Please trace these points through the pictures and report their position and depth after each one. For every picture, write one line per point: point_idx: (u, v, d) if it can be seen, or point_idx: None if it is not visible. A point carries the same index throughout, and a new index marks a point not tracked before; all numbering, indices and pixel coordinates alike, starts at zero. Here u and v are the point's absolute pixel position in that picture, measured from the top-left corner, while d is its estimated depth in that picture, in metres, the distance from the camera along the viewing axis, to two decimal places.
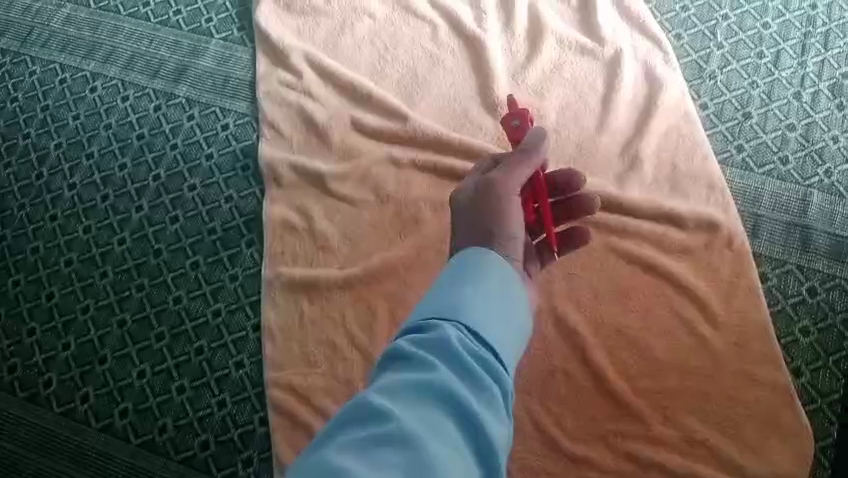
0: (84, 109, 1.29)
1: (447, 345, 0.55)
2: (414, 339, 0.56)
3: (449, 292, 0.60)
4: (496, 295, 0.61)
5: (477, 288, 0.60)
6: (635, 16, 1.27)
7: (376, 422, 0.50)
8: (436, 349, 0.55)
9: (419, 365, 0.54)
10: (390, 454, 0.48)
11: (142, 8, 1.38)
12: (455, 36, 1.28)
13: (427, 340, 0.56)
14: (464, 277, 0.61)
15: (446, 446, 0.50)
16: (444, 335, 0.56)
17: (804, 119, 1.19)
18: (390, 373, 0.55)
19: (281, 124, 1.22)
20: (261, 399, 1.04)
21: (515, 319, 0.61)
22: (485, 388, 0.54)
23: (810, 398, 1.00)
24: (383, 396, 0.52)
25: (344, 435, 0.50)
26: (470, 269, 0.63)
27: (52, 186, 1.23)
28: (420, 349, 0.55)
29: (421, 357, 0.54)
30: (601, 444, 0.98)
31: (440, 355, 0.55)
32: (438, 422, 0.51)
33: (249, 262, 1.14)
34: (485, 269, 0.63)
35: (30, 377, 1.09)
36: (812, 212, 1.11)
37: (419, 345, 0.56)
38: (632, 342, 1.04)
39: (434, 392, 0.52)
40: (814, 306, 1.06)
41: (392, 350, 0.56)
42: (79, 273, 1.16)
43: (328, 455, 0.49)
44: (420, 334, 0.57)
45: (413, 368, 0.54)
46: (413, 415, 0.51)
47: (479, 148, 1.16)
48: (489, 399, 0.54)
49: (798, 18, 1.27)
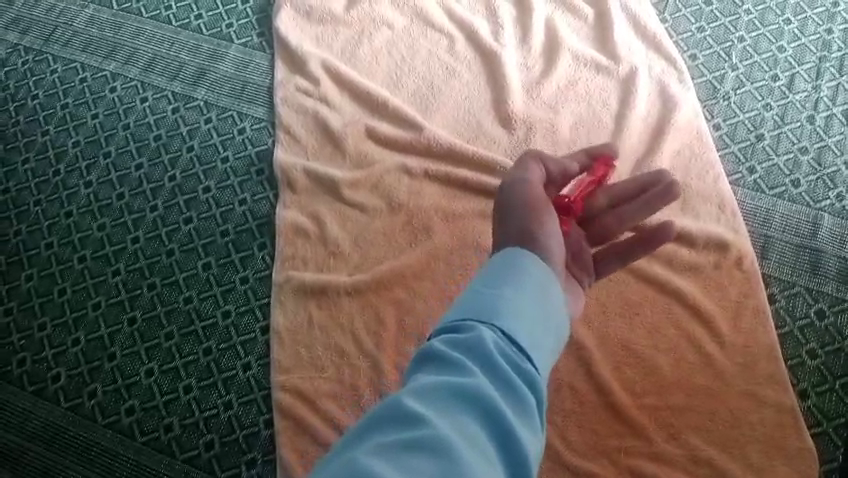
0: (103, 108, 1.31)
1: (482, 349, 0.54)
2: (450, 342, 0.55)
3: (485, 298, 0.59)
4: (532, 306, 0.60)
5: (512, 296, 0.60)
6: (651, 35, 1.28)
7: (410, 420, 0.48)
8: (472, 351, 0.54)
9: (454, 366, 0.53)
10: (424, 451, 0.46)
11: (164, 12, 1.40)
12: (472, 49, 1.29)
13: (462, 343, 0.55)
14: (499, 286, 0.61)
15: (480, 454, 0.48)
16: (482, 342, 0.55)
17: (816, 142, 1.19)
18: (423, 374, 0.54)
19: (296, 130, 1.23)
20: (267, 402, 1.05)
21: (551, 333, 0.61)
22: (521, 402, 0.52)
23: (816, 421, 1.00)
24: (418, 394, 0.51)
25: (377, 436, 0.48)
26: (505, 277, 0.62)
27: (68, 184, 1.24)
28: (455, 351, 0.54)
29: (458, 359, 0.53)
30: (605, 459, 0.98)
31: (475, 358, 0.54)
32: (474, 424, 0.50)
33: (261, 265, 1.15)
34: (521, 279, 0.62)
35: (39, 371, 1.10)
36: (823, 236, 1.12)
37: (453, 347, 0.55)
38: (638, 358, 1.04)
39: (470, 393, 0.51)
40: (822, 329, 1.06)
41: (425, 352, 0.55)
42: (92, 270, 1.17)
43: (358, 456, 0.46)
44: (456, 339, 0.55)
45: (447, 370, 0.53)
46: (448, 414, 0.49)
47: (492, 160, 1.17)
48: (525, 405, 0.52)
49: (813, 43, 1.28)
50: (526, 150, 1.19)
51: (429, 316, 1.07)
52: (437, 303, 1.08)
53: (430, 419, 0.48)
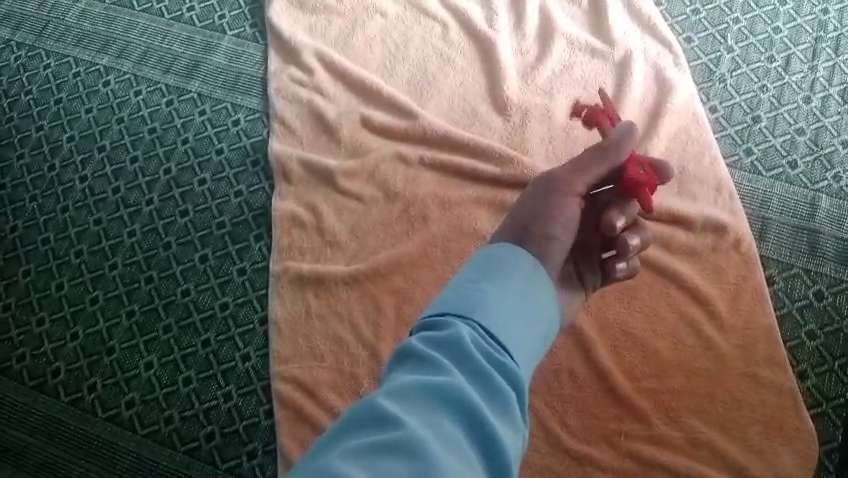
0: (97, 102, 1.31)
1: (461, 346, 0.55)
2: (429, 339, 0.56)
3: (466, 293, 0.60)
4: (515, 298, 0.61)
5: (494, 288, 0.61)
6: (646, 18, 1.27)
7: (384, 422, 0.50)
8: (449, 349, 0.55)
9: (431, 365, 0.54)
10: (397, 453, 0.47)
11: (156, 4, 1.39)
12: (466, 36, 1.29)
13: (440, 340, 0.56)
14: (482, 280, 0.62)
15: (454, 454, 0.49)
16: (460, 337, 0.56)
17: (813, 123, 1.19)
18: (402, 373, 0.55)
19: (291, 120, 1.23)
20: (267, 393, 1.05)
21: (534, 325, 0.62)
22: (500, 397, 0.53)
23: (815, 402, 1.00)
24: (393, 395, 0.52)
25: (351, 440, 0.49)
26: (488, 270, 0.63)
27: (64, 179, 1.24)
28: (433, 350, 0.55)
29: (435, 358, 0.54)
30: (605, 444, 0.98)
31: (453, 355, 0.55)
32: (450, 422, 0.51)
33: (258, 256, 1.14)
34: (505, 270, 0.63)
35: (38, 367, 1.09)
36: (821, 217, 1.12)
37: (432, 345, 0.56)
38: (637, 343, 1.04)
39: (446, 392, 0.52)
40: (821, 309, 1.06)
41: (405, 349, 0.56)
42: (89, 265, 1.17)
43: (330, 459, 0.48)
44: (436, 335, 0.56)
45: (425, 369, 0.54)
46: (423, 414, 0.50)
47: (488, 147, 1.16)
48: (504, 401, 0.53)
49: (809, 23, 1.28)
50: (521, 135, 1.19)
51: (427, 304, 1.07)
52: (435, 291, 1.08)
53: (405, 419, 0.50)
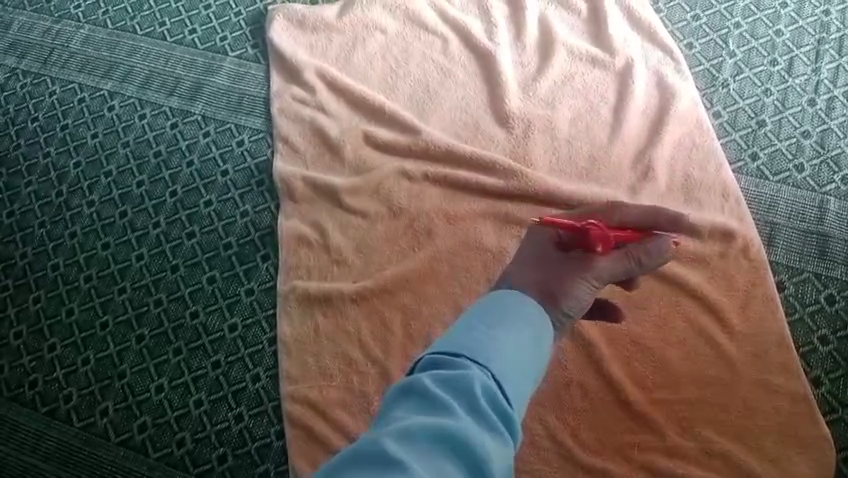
0: (103, 127, 1.32)
1: (471, 389, 0.54)
2: (439, 376, 0.55)
3: (476, 337, 0.59)
4: (523, 350, 0.60)
5: (506, 335, 0.60)
6: (646, 25, 1.27)
7: (390, 463, 0.48)
8: (458, 390, 0.54)
9: (436, 404, 0.53)
10: None
11: (158, 29, 1.40)
12: (466, 49, 1.29)
13: (448, 379, 0.55)
14: (496, 326, 0.61)
15: None
16: (471, 381, 0.55)
17: (819, 126, 1.18)
18: (406, 412, 0.53)
19: (295, 140, 1.23)
20: (278, 413, 1.05)
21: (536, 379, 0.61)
22: (502, 445, 0.53)
23: (830, 408, 0.99)
24: (399, 434, 0.50)
25: None
26: (503, 315, 0.62)
27: (72, 204, 1.25)
28: (441, 388, 0.54)
29: (444, 397, 0.53)
30: (618, 456, 0.97)
31: (459, 397, 0.54)
32: (453, 469, 0.50)
33: (265, 276, 1.15)
34: (519, 320, 0.62)
35: (51, 393, 1.10)
36: (830, 220, 1.11)
37: (441, 382, 0.55)
38: (647, 353, 1.03)
39: (454, 435, 0.51)
40: (833, 314, 1.05)
41: (411, 384, 0.55)
42: (98, 289, 1.17)
43: None
44: (446, 373, 0.55)
45: (431, 408, 0.53)
46: (427, 458, 0.50)
47: (491, 160, 1.16)
48: (505, 450, 0.53)
49: (812, 25, 1.27)
50: (524, 147, 1.19)
51: (435, 320, 1.07)
52: (442, 307, 1.08)
53: (412, 462, 0.49)
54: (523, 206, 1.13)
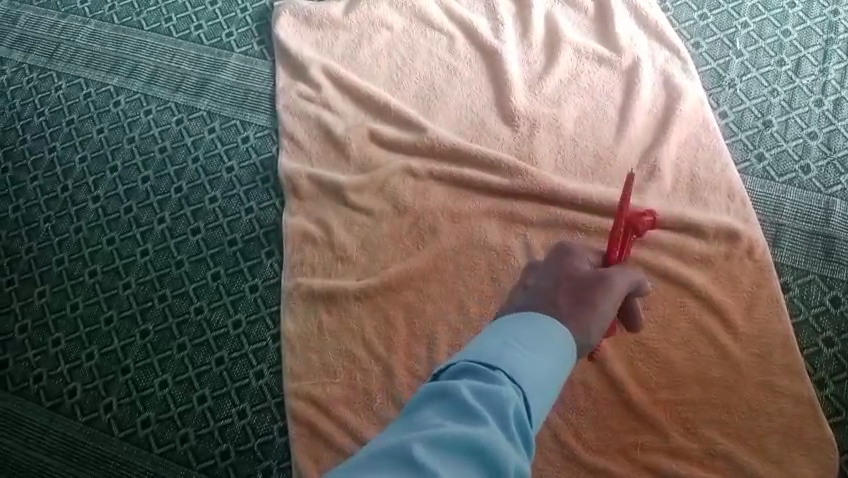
0: (108, 122, 1.32)
1: (504, 407, 0.52)
2: (475, 385, 0.53)
3: (513, 353, 0.56)
4: (551, 370, 0.57)
5: (538, 355, 0.58)
6: (653, 24, 1.26)
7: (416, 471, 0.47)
8: (493, 406, 0.52)
9: (469, 411, 0.51)
10: None
11: (164, 24, 1.40)
12: (472, 47, 1.29)
13: (484, 391, 0.52)
14: (535, 347, 0.58)
15: None
16: (506, 399, 0.52)
17: (826, 127, 1.17)
18: (436, 416, 0.51)
19: (300, 137, 1.23)
20: (281, 410, 1.05)
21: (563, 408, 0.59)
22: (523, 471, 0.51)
23: (835, 410, 0.99)
24: (430, 441, 0.49)
25: None
26: (542, 337, 0.59)
27: (77, 199, 1.25)
28: (477, 399, 0.52)
29: (479, 409, 0.51)
30: (621, 456, 0.97)
31: (493, 413, 0.51)
32: None
33: (269, 272, 1.15)
34: (551, 340, 0.59)
35: (55, 387, 1.10)
36: (836, 221, 1.10)
37: (476, 392, 0.52)
38: (651, 353, 1.03)
39: (484, 450, 0.49)
40: (838, 316, 1.04)
41: (447, 387, 0.53)
42: (103, 284, 1.17)
43: None
44: (483, 384, 0.53)
45: (464, 419, 0.51)
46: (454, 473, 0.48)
47: (497, 159, 1.16)
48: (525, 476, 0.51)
49: (820, 25, 1.26)
50: (530, 146, 1.18)
51: (439, 318, 1.07)
52: (446, 306, 1.08)
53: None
54: (527, 205, 1.13)
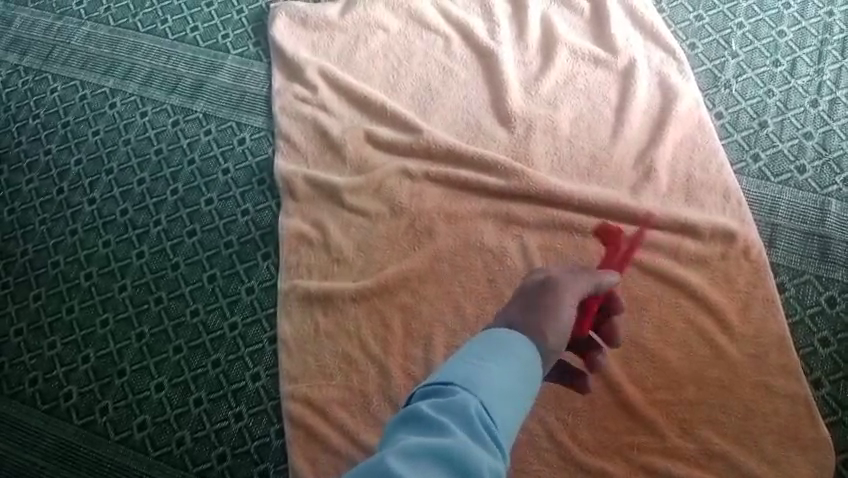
0: (103, 125, 1.32)
1: (467, 413, 0.54)
2: (436, 402, 0.54)
3: (471, 365, 0.58)
4: (518, 380, 0.58)
5: (497, 363, 0.59)
6: (649, 25, 1.26)
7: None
8: (456, 414, 0.53)
9: (434, 424, 0.52)
10: None
11: (160, 26, 1.40)
12: (468, 48, 1.29)
13: (445, 404, 0.54)
14: (492, 356, 0.59)
15: None
16: (467, 404, 0.54)
17: (821, 127, 1.17)
18: (404, 435, 0.53)
19: (296, 139, 1.23)
20: (277, 412, 1.05)
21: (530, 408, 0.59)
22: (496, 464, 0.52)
23: (830, 410, 0.99)
24: (399, 454, 0.50)
25: None
26: (495, 347, 0.60)
27: (72, 201, 1.25)
28: (439, 412, 0.53)
29: (442, 419, 0.53)
30: (617, 457, 0.97)
31: (456, 419, 0.53)
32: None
33: (265, 274, 1.15)
34: (505, 346, 0.61)
35: (51, 390, 1.10)
36: (831, 222, 1.10)
37: (439, 407, 0.54)
38: (648, 354, 1.03)
39: (454, 451, 0.50)
40: (834, 316, 1.05)
41: (411, 411, 0.55)
42: (99, 287, 1.17)
43: None
44: (443, 399, 0.55)
45: (431, 430, 0.52)
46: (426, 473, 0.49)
47: (492, 160, 1.16)
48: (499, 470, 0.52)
49: (814, 26, 1.27)
50: (525, 147, 1.18)
51: (435, 320, 1.07)
52: (443, 307, 1.08)
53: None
54: (523, 206, 1.13)
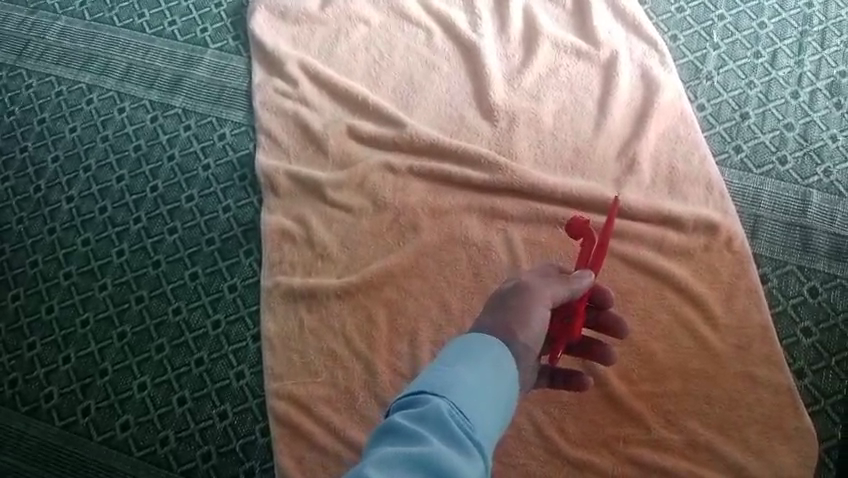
0: (81, 121, 1.29)
1: (442, 418, 0.53)
2: (412, 410, 0.54)
3: (446, 369, 0.58)
4: (495, 382, 0.58)
5: (472, 366, 0.58)
6: (631, 17, 1.26)
7: None
8: (433, 420, 0.53)
9: (410, 432, 0.52)
10: None
11: (137, 20, 1.38)
12: (450, 41, 1.28)
13: (421, 410, 0.54)
14: (468, 359, 0.59)
15: None
16: (442, 409, 0.54)
17: (801, 118, 1.18)
18: (383, 443, 0.53)
19: (278, 134, 1.22)
20: (262, 410, 1.04)
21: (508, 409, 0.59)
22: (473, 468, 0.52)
23: (813, 399, 1.00)
24: (376, 464, 0.50)
25: None
26: (470, 350, 0.60)
27: (49, 199, 1.23)
28: (415, 420, 0.53)
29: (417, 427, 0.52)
30: (604, 450, 0.97)
31: (433, 425, 0.53)
32: None
33: (248, 271, 1.13)
34: (480, 349, 0.60)
35: (31, 392, 1.08)
36: (813, 213, 1.11)
37: (415, 415, 0.54)
38: (633, 347, 1.03)
39: (430, 458, 0.50)
40: (816, 306, 1.05)
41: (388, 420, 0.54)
42: (78, 286, 1.16)
43: None
44: (419, 406, 0.54)
45: (407, 438, 0.52)
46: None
47: (476, 154, 1.15)
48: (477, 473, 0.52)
49: (795, 17, 1.27)
50: (508, 141, 1.18)
51: (421, 315, 1.06)
52: (428, 302, 1.07)
53: None
54: (507, 200, 1.13)
